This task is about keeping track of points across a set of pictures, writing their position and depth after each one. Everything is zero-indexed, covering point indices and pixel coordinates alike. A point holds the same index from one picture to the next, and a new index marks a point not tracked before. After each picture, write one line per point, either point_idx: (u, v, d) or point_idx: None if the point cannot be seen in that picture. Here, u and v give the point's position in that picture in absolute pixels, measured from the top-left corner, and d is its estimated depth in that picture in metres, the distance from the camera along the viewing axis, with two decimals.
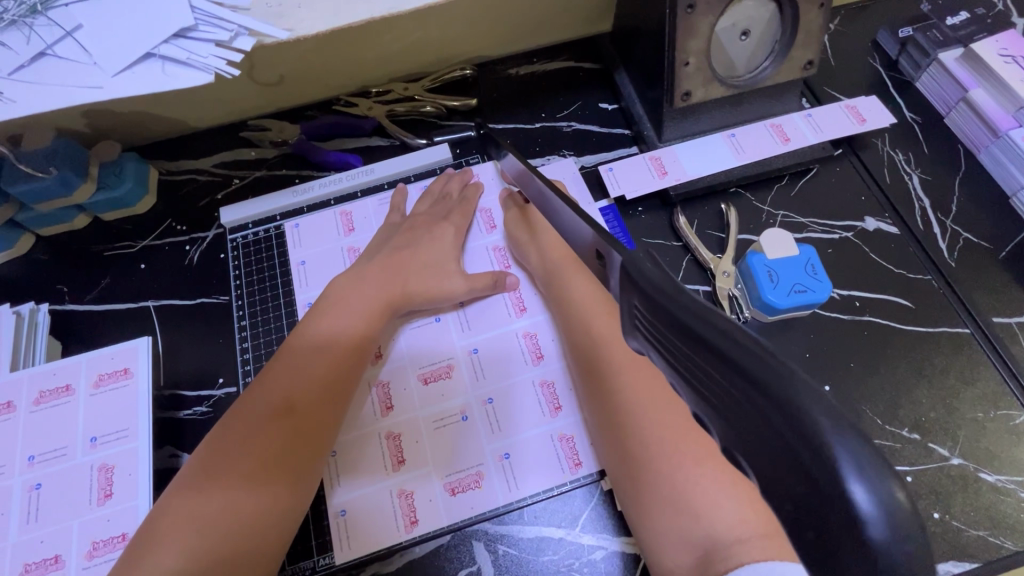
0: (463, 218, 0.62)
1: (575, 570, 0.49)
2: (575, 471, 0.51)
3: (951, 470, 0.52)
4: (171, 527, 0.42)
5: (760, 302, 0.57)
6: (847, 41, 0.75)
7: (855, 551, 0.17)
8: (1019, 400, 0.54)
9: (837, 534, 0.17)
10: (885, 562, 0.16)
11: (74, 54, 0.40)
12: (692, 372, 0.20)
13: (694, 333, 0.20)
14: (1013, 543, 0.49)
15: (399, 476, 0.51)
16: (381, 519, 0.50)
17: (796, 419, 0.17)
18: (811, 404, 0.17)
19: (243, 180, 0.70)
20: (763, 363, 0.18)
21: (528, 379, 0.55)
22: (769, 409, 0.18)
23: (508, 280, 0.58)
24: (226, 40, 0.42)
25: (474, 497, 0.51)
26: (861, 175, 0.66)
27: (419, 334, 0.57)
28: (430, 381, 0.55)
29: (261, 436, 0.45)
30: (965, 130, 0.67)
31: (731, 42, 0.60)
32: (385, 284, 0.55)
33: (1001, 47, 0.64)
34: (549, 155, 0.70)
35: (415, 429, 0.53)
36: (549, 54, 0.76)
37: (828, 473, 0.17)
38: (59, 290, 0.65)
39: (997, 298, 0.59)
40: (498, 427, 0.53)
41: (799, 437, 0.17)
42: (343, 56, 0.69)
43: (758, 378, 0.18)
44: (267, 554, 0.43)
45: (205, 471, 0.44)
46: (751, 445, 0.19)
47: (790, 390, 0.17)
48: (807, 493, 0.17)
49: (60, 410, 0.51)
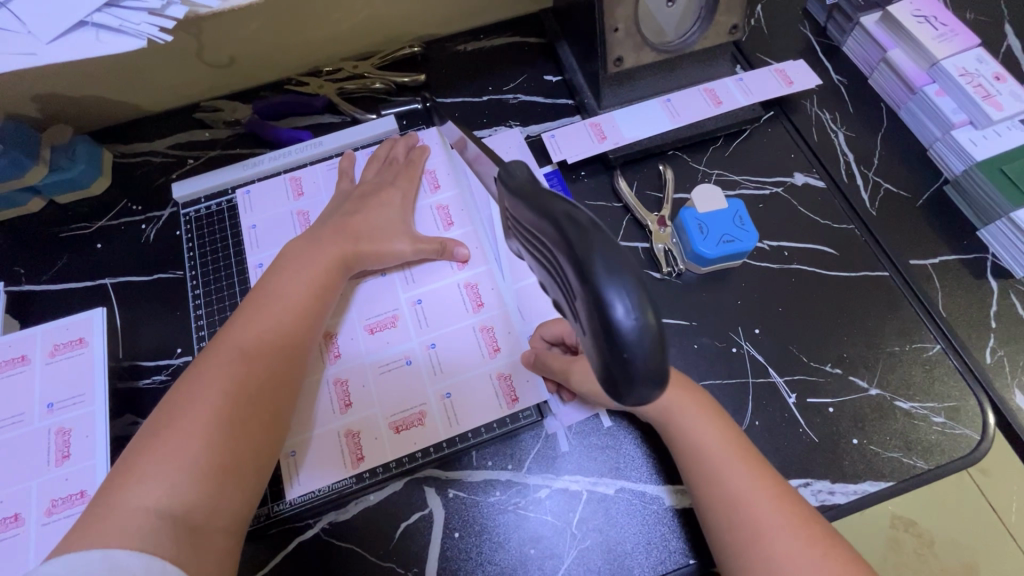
0: (409, 182, 0.64)
1: (521, 508, 0.52)
2: (512, 406, 0.55)
3: (869, 400, 0.56)
4: (149, 466, 0.42)
5: (693, 253, 0.60)
6: (779, 9, 0.78)
7: (607, 341, 0.25)
8: (932, 334, 0.58)
9: (601, 333, 0.25)
10: (628, 346, 0.25)
11: (9, 25, 0.42)
12: (549, 254, 0.28)
13: (551, 216, 0.27)
14: (924, 462, 0.54)
15: (346, 418, 0.54)
16: (330, 458, 0.53)
17: (584, 264, 0.25)
18: (597, 253, 0.25)
19: (197, 160, 0.71)
20: (575, 226, 0.26)
21: (469, 325, 0.58)
22: (575, 260, 0.25)
23: (456, 250, 0.60)
24: (158, 8, 0.44)
25: (417, 433, 0.54)
26: (792, 134, 0.70)
27: (366, 288, 0.60)
28: (376, 330, 0.58)
29: (235, 379, 0.47)
30: (887, 90, 0.71)
31: (659, 9, 0.62)
32: (337, 241, 0.57)
33: (915, 8, 0.69)
34: (495, 125, 0.72)
35: (362, 374, 0.56)
36: (495, 31, 0.78)
37: (595, 291, 0.25)
38: (16, 272, 0.66)
39: (915, 243, 0.63)
40: (441, 369, 0.56)
41: (582, 273, 0.25)
42: (289, 35, 0.70)
43: (571, 239, 0.26)
44: (246, 488, 0.45)
45: (177, 413, 0.44)
46: (572, 288, 0.27)
47: (584, 242, 0.25)
48: (588, 309, 0.26)
49: (15, 379, 0.53)
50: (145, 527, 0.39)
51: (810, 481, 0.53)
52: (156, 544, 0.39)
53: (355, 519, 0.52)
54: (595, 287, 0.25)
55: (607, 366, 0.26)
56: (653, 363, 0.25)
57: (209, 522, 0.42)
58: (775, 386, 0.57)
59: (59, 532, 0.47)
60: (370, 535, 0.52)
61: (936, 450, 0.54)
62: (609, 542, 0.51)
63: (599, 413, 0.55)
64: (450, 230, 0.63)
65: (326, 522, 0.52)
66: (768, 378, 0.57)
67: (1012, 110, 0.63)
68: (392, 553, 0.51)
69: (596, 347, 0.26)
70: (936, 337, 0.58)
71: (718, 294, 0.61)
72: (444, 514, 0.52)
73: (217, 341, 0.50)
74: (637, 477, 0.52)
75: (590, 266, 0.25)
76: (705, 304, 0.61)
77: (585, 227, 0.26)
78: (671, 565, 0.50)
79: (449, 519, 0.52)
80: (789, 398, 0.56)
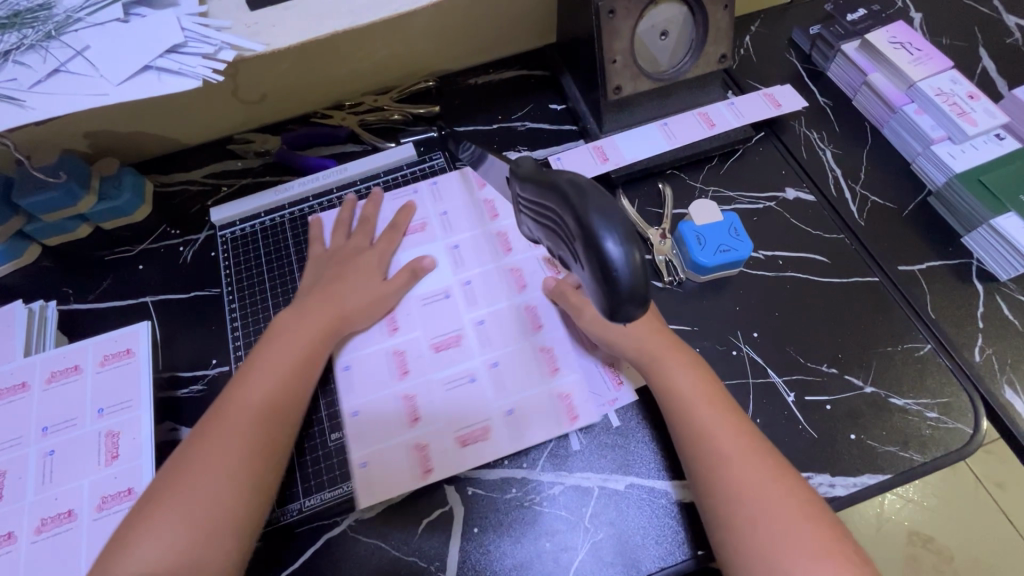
0: (388, 241, 0.68)
1: (536, 504, 0.56)
2: (572, 424, 0.58)
3: (866, 397, 0.59)
4: (147, 525, 0.46)
5: (692, 263, 0.64)
6: (767, 40, 0.84)
7: (599, 252, 0.34)
8: (923, 335, 0.62)
9: (586, 224, 0.35)
10: (619, 276, 0.34)
11: (83, 69, 0.48)
12: (555, 215, 0.39)
13: (557, 184, 0.37)
14: (921, 455, 0.56)
15: (416, 431, 0.58)
16: (402, 468, 0.56)
17: (591, 241, 0.34)
18: (591, 209, 0.35)
19: (230, 188, 0.77)
20: (575, 191, 0.36)
21: (529, 346, 0.62)
22: (569, 196, 0.36)
23: (423, 264, 0.66)
24: (211, 53, 0.50)
25: (482, 447, 0.57)
26: (782, 153, 0.74)
27: (429, 307, 0.65)
28: (441, 349, 0.62)
29: (224, 441, 0.51)
30: (869, 110, 0.76)
31: (653, 42, 0.68)
32: (323, 308, 0.61)
33: (890, 36, 0.74)
34: (480, 151, 0.62)
35: (429, 389, 0.60)
36: (504, 65, 0.84)
37: (594, 237, 0.34)
38: (64, 292, 0.71)
39: (903, 251, 0.67)
40: (503, 387, 0.60)
41: (573, 195, 0.36)
42: (316, 75, 0.77)
43: (573, 191, 0.36)
44: (225, 566, 0.47)
45: (163, 495, 0.48)
46: (551, 192, 0.38)
47: (587, 213, 0.35)
48: (589, 252, 0.35)
49: (68, 388, 0.57)
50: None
51: (811, 475, 0.56)
52: None
53: (379, 517, 0.56)
54: (596, 246, 0.34)
55: (606, 285, 0.35)
56: (633, 286, 0.34)
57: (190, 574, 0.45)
58: (774, 385, 0.60)
59: (109, 526, 0.51)
60: (394, 531, 0.55)
61: (932, 444, 0.57)
62: (621, 535, 0.54)
63: (608, 413, 0.59)
64: (509, 254, 0.67)
65: (353, 520, 0.56)
66: (768, 379, 0.60)
67: (986, 125, 0.68)
68: (414, 549, 0.54)
69: (600, 276, 0.35)
70: (926, 337, 0.62)
71: (717, 302, 0.65)
72: (463, 510, 0.56)
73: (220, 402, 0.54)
74: (645, 473, 0.56)
75: (588, 219, 0.35)
76: (706, 312, 0.64)
77: (583, 188, 0.36)
78: (680, 556, 0.52)
79: (468, 515, 0.55)
80: (788, 397, 0.59)
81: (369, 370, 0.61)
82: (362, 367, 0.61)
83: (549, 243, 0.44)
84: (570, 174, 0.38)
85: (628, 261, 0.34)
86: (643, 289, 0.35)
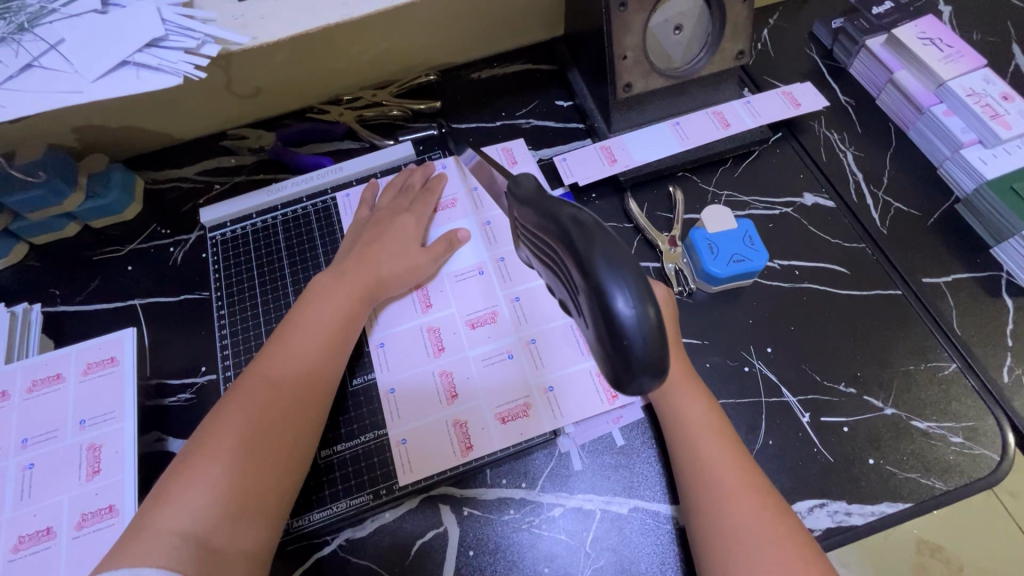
0: (424, 206, 0.66)
1: (535, 527, 0.53)
2: (613, 402, 0.56)
3: (885, 419, 0.56)
4: (178, 491, 0.44)
5: (704, 273, 0.61)
6: (786, 34, 0.80)
7: (608, 313, 0.31)
8: (947, 353, 0.58)
9: (593, 276, 0.31)
10: (631, 342, 0.31)
11: (57, 65, 0.45)
12: (560, 259, 0.35)
13: (559, 221, 0.34)
14: (943, 483, 0.53)
15: (453, 409, 0.57)
16: (439, 446, 0.55)
17: (598, 296, 0.31)
18: (598, 259, 0.31)
19: (223, 186, 0.75)
20: (580, 235, 0.33)
21: (565, 325, 0.60)
22: (574, 241, 0.33)
23: (459, 237, 0.64)
24: (194, 47, 0.47)
25: (523, 425, 0.56)
26: (800, 155, 0.71)
27: (461, 284, 0.63)
28: (477, 325, 0.61)
29: (258, 412, 0.49)
30: (894, 110, 0.71)
31: (666, 37, 0.64)
32: (360, 274, 0.59)
33: (919, 31, 0.69)
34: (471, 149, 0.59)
35: (466, 366, 0.58)
36: (509, 58, 0.81)
37: (604, 295, 0.31)
38: (51, 293, 0.69)
39: (928, 261, 0.63)
40: (541, 364, 0.58)
41: (579, 238, 0.32)
42: (311, 68, 0.74)
43: (578, 236, 0.33)
44: (256, 548, 0.45)
45: (191, 465, 0.45)
46: (554, 233, 0.35)
47: (593, 261, 0.32)
48: (596, 310, 0.32)
49: (49, 397, 0.55)
50: (166, 547, 0.41)
51: (826, 501, 0.53)
52: (179, 561, 0.41)
53: (372, 536, 0.54)
54: (605, 304, 0.31)
55: (616, 349, 0.32)
56: (648, 352, 0.31)
57: (225, 547, 0.43)
58: (789, 405, 0.57)
59: (88, 545, 0.49)
60: (388, 551, 0.53)
61: (956, 471, 0.54)
62: (623, 560, 0.51)
63: (611, 431, 0.56)
64: None
65: (344, 539, 0.54)
66: (782, 398, 0.57)
67: (1021, 129, 0.63)
68: (408, 569, 0.52)
69: (609, 337, 0.32)
70: (952, 356, 0.58)
71: (729, 315, 0.61)
72: (457, 531, 0.53)
73: (249, 372, 0.52)
74: (650, 497, 0.53)
75: (596, 270, 0.31)
76: (718, 325, 0.61)
77: (590, 230, 0.33)
78: None
79: (462, 538, 0.53)
80: (804, 417, 0.56)
81: (402, 347, 0.60)
82: (395, 344, 0.60)
83: (550, 283, 0.40)
84: (575, 210, 0.34)
85: (640, 319, 0.31)
86: (657, 355, 0.31)
